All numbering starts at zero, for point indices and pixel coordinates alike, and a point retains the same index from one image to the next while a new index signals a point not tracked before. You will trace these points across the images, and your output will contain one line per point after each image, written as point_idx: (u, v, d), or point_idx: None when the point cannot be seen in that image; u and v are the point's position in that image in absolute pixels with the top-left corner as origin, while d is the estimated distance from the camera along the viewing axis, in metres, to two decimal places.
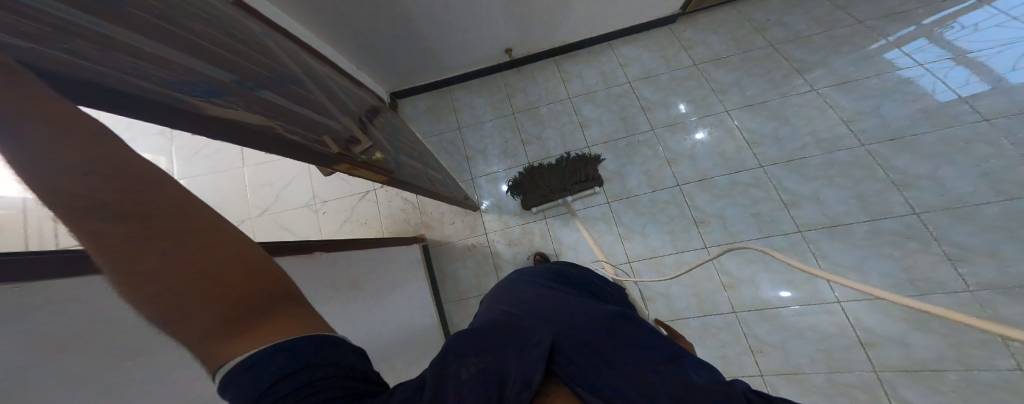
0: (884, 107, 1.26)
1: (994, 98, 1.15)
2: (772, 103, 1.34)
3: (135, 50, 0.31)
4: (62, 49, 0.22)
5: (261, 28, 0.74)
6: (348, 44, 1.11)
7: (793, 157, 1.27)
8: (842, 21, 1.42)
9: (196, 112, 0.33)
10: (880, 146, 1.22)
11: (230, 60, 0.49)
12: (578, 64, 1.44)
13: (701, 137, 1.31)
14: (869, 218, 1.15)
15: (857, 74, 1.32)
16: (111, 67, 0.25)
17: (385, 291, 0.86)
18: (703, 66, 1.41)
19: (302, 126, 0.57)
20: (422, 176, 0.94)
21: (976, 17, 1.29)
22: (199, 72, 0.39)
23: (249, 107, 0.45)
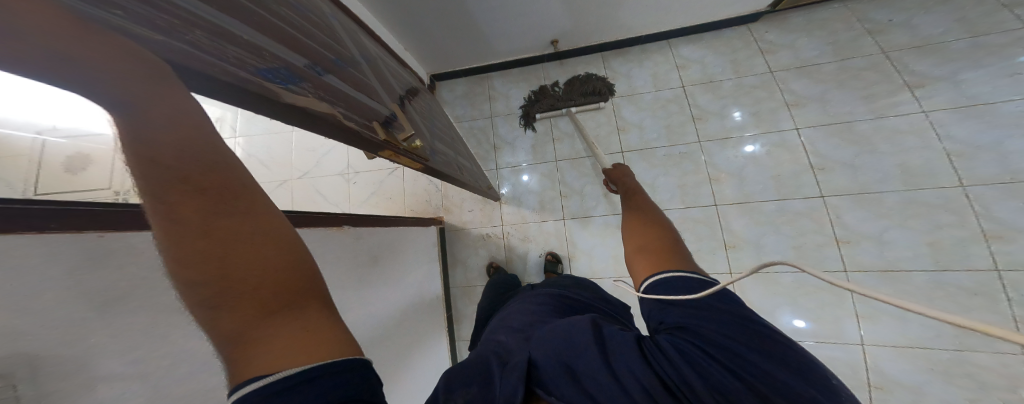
0: (1013, 142, 1.00)
1: None
2: (860, 126, 1.12)
3: (235, 38, 0.34)
4: (187, 42, 0.27)
5: (331, 9, 0.74)
6: (393, 26, 1.05)
7: (865, 192, 1.09)
8: (999, 26, 1.09)
9: (274, 100, 0.37)
10: (984, 189, 1.00)
11: (303, 44, 0.49)
12: (627, 62, 1.28)
13: (752, 150, 1.16)
14: (936, 267, 1.01)
15: (990, 96, 1.04)
16: (213, 55, 0.30)
17: (401, 266, 0.95)
18: (781, 74, 1.19)
19: (357, 112, 0.56)
20: (453, 165, 0.94)
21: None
22: (283, 58, 0.42)
23: (320, 95, 0.47)
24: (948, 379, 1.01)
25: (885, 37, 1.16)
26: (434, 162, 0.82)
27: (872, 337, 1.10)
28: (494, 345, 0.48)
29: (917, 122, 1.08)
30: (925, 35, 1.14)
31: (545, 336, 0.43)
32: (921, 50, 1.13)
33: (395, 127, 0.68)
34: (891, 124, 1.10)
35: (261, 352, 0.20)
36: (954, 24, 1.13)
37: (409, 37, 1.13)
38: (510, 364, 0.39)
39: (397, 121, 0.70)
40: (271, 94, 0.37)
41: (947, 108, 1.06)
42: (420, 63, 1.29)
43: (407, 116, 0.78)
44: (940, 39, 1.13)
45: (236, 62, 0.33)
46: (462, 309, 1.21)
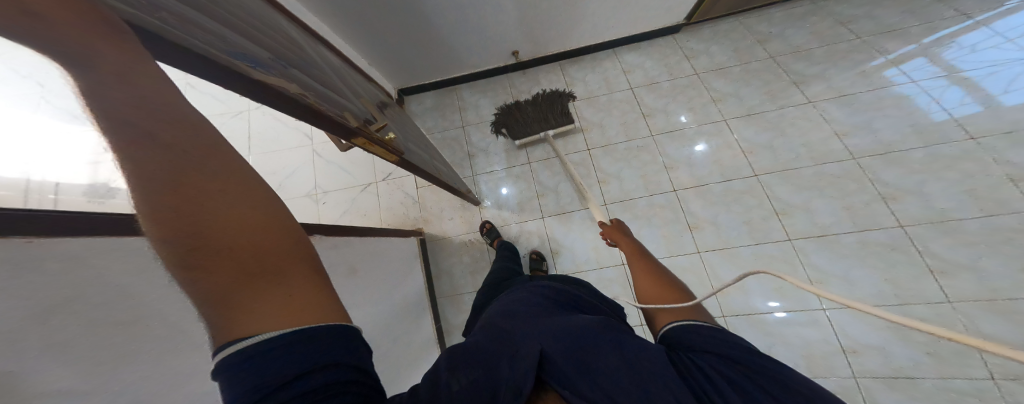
0: (876, 122, 1.28)
1: (982, 118, 1.21)
2: (771, 115, 1.33)
3: (200, 23, 0.36)
4: (154, 15, 0.29)
5: (291, 27, 0.78)
6: (358, 36, 1.11)
7: (787, 168, 1.27)
8: (841, 36, 1.45)
9: (246, 77, 0.37)
10: (869, 159, 1.24)
11: (264, 42, 0.51)
12: (582, 68, 1.46)
13: (701, 151, 1.33)
14: (856, 229, 1.18)
15: (852, 88, 1.35)
16: (182, 29, 0.31)
17: (382, 273, 0.89)
18: (705, 75, 1.42)
19: (328, 103, 0.57)
20: (429, 163, 0.95)
21: (973, 37, 1.36)
22: (248, 49, 0.43)
23: (289, 80, 0.48)
24: (902, 336, 1.11)
25: (768, 44, 1.44)
26: (410, 156, 0.83)
27: (830, 302, 1.18)
28: (496, 325, 0.45)
29: (808, 108, 1.34)
30: (797, 42, 1.45)
31: (552, 327, 0.40)
32: (796, 54, 1.43)
33: (367, 120, 0.70)
34: (791, 112, 1.34)
35: (245, 317, 0.19)
36: (813, 34, 1.46)
37: (372, 48, 1.18)
38: (518, 352, 0.36)
39: (365, 115, 0.73)
40: (241, 71, 0.36)
41: (829, 99, 1.34)
42: (387, 77, 1.35)
43: (373, 114, 0.80)
44: (806, 46, 1.44)
45: (207, 41, 0.34)
46: (451, 320, 1.13)
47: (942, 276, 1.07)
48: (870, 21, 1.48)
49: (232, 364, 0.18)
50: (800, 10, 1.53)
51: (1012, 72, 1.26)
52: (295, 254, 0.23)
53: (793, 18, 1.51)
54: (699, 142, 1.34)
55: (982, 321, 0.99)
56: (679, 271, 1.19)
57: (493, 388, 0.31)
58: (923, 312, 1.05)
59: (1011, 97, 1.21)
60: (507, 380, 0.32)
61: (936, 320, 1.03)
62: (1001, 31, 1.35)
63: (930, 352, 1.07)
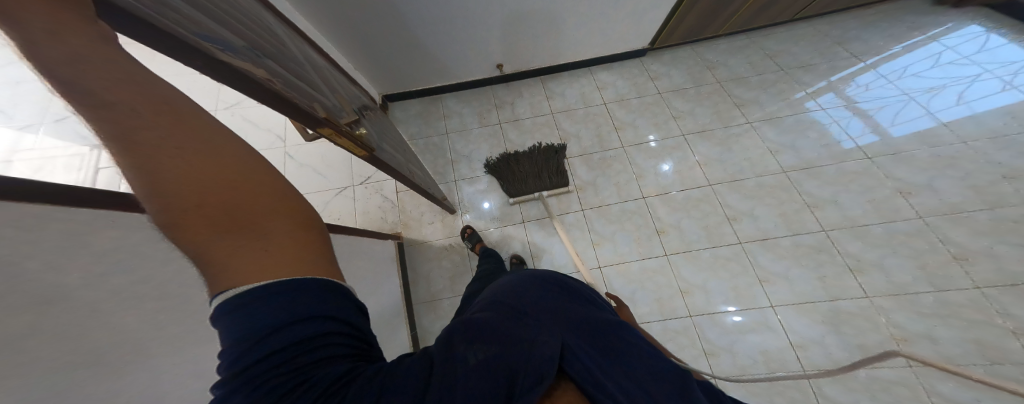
0: (800, 143, 1.52)
1: (875, 142, 1.50)
2: (719, 132, 1.53)
3: (169, 4, 0.34)
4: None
5: (274, 20, 0.75)
6: (342, 39, 1.10)
7: (734, 178, 1.45)
8: (769, 67, 1.68)
9: (211, 57, 0.34)
10: (798, 174, 1.46)
11: (240, 31, 0.49)
12: (562, 83, 1.57)
13: (666, 169, 1.45)
14: (792, 232, 1.36)
15: (779, 113, 1.58)
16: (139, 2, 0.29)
17: (360, 275, 0.85)
18: (666, 95, 1.59)
19: (301, 95, 0.54)
20: (402, 165, 0.92)
21: (866, 78, 1.68)
22: (219, 33, 0.41)
23: (260, 69, 0.45)
24: (835, 328, 1.20)
25: (716, 71, 1.65)
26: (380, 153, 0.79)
27: (777, 298, 1.25)
28: (507, 299, 0.44)
29: (747, 129, 1.54)
30: (737, 71, 1.66)
31: (572, 320, 0.41)
32: (736, 81, 1.64)
33: (339, 115, 0.67)
34: (735, 131, 1.54)
35: (227, 270, 0.23)
36: (748, 64, 1.68)
37: (355, 52, 1.17)
38: (542, 336, 0.36)
39: (339, 110, 0.69)
40: (208, 51, 0.34)
41: (761, 121, 1.55)
42: (372, 82, 1.35)
43: (348, 110, 0.77)
44: (744, 74, 1.66)
45: (171, 18, 0.32)
46: (428, 327, 1.09)
47: (860, 274, 1.28)
48: (791, 56, 1.72)
49: (224, 305, 0.22)
50: (738, 43, 1.74)
51: (891, 107, 1.59)
52: (266, 205, 0.27)
53: (733, 49, 1.72)
54: (665, 162, 1.47)
55: (887, 307, 1.21)
56: (649, 272, 1.28)
57: (516, 365, 0.30)
58: (847, 305, 1.23)
59: (897, 128, 1.52)
60: (536, 363, 0.31)
61: (859, 311, 1.21)
62: (884, 74, 1.69)
63: (858, 342, 1.17)
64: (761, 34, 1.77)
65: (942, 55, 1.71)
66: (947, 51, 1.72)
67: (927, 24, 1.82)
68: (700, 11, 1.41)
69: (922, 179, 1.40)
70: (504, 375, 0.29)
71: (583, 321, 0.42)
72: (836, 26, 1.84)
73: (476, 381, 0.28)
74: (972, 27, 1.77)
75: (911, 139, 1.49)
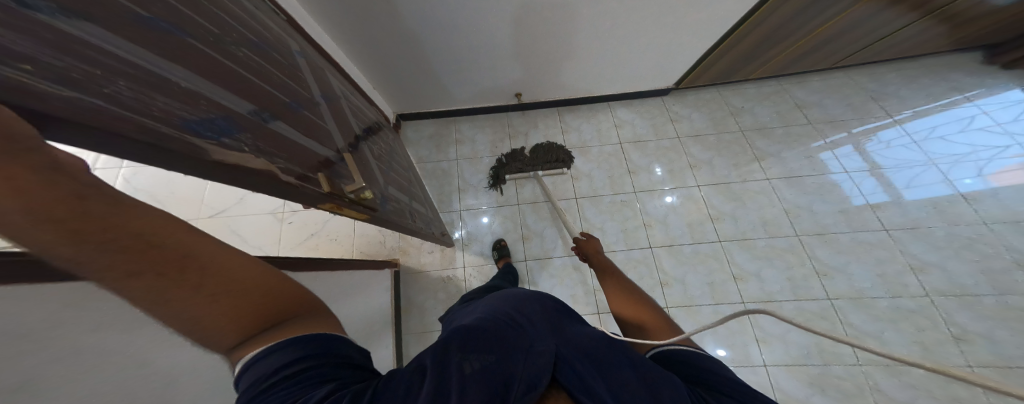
0: (817, 204, 1.42)
1: (893, 212, 1.40)
2: (733, 186, 1.43)
3: (167, 87, 0.31)
4: (103, 97, 0.24)
5: (298, 45, 0.70)
6: (363, 60, 1.05)
7: (744, 237, 1.35)
8: (797, 120, 1.59)
9: (198, 157, 0.32)
10: (811, 238, 1.37)
11: (254, 87, 0.46)
12: (579, 117, 1.50)
13: (670, 200, 1.38)
14: (795, 297, 1.29)
15: (800, 172, 1.47)
16: (126, 107, 0.26)
17: (354, 313, 0.82)
18: (685, 140, 1.50)
19: (301, 164, 0.51)
20: (405, 213, 0.84)
21: (890, 134, 1.59)
22: (220, 106, 0.38)
23: (258, 146, 0.42)
24: (821, 390, 1.20)
25: (741, 118, 1.56)
26: (382, 210, 0.72)
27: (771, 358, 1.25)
28: (500, 314, 0.48)
29: (765, 186, 1.44)
30: (762, 120, 1.57)
31: (566, 340, 0.44)
32: (760, 131, 1.54)
33: (342, 178, 0.61)
34: (752, 186, 1.43)
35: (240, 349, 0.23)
36: (776, 114, 1.59)
37: (370, 70, 1.11)
38: (535, 348, 0.39)
39: (343, 171, 0.62)
40: (195, 151, 0.32)
41: (780, 179, 1.44)
42: (388, 102, 1.30)
43: (359, 162, 0.70)
44: (769, 124, 1.56)
45: (159, 117, 0.29)
46: None
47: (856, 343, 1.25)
48: (821, 109, 1.64)
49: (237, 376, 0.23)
50: (767, 88, 1.66)
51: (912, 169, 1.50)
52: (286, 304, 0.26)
53: (761, 96, 1.64)
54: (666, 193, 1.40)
55: (879, 378, 1.19)
56: None
57: (509, 376, 0.33)
58: (838, 371, 1.21)
59: (911, 192, 1.44)
60: (526, 373, 0.35)
61: (850, 379, 1.20)
62: (910, 132, 1.59)
63: None
64: (793, 82, 1.69)
65: (974, 119, 1.61)
66: (982, 115, 1.61)
67: (967, 85, 1.69)
68: (734, 56, 1.30)
69: (934, 256, 1.35)
70: (499, 382, 0.32)
71: (567, 335, 0.46)
72: (875, 80, 1.72)
73: (473, 383, 0.31)
74: (1014, 92, 1.63)
75: (932, 213, 1.41)
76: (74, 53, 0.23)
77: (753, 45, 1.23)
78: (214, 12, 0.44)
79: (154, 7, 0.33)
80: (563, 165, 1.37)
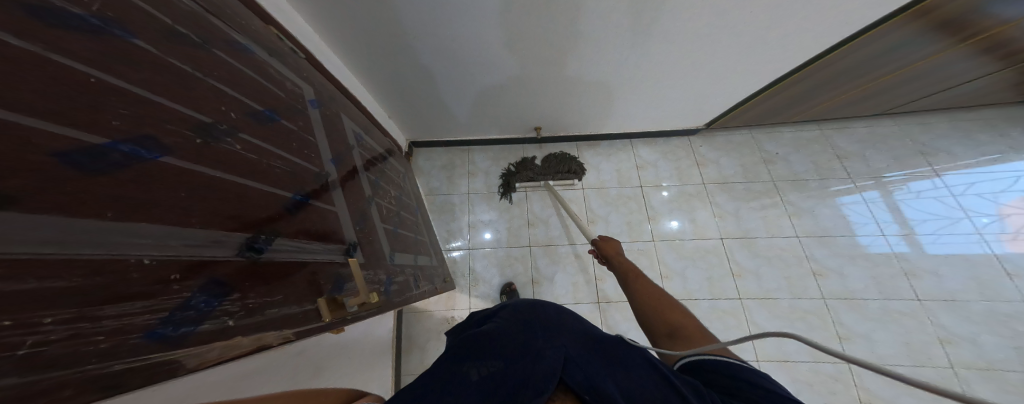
0: (848, 269, 1.27)
1: (928, 281, 1.26)
2: (761, 242, 1.28)
3: (120, 285, 0.22)
4: (18, 370, 0.15)
5: (314, 91, 0.62)
6: (382, 92, 0.98)
7: (768, 295, 1.21)
8: (837, 172, 1.45)
9: (155, 377, 0.24)
10: (836, 301, 1.23)
11: (248, 195, 0.37)
12: (598, 154, 1.39)
13: (674, 224, 1.28)
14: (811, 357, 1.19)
15: (836, 230, 1.33)
16: (51, 364, 0.17)
17: (351, 371, 0.72)
18: (712, 187, 1.36)
19: (297, 294, 0.41)
20: (410, 286, 0.75)
21: (922, 185, 1.43)
22: (202, 267, 0.28)
23: (243, 304, 0.33)
24: None
25: (774, 166, 1.42)
26: (386, 299, 0.63)
27: None
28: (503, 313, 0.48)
29: (794, 244, 1.30)
30: (797, 170, 1.44)
31: (580, 338, 0.41)
32: (795, 183, 1.40)
33: (345, 289, 0.51)
34: (779, 243, 1.29)
35: None
36: (812, 164, 1.45)
37: (388, 100, 1.03)
38: (546, 350, 0.37)
39: (348, 274, 0.53)
40: (158, 368, 0.23)
41: (811, 235, 1.31)
42: (401, 130, 1.21)
43: (365, 242, 0.62)
44: (803, 175, 1.43)
45: (106, 347, 0.20)
46: None
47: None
48: (863, 161, 1.49)
49: None
50: (805, 134, 1.54)
51: (943, 225, 1.35)
52: None
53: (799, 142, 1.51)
54: (676, 231, 1.27)
55: None
56: None
57: (512, 382, 0.34)
58: None
59: (935, 247, 1.31)
60: (533, 378, 0.33)
61: None
62: (948, 185, 1.43)
63: None
64: (834, 128, 1.57)
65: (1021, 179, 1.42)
66: None
67: None
68: (778, 101, 1.18)
69: (964, 329, 1.18)
70: (499, 386, 0.33)
71: (578, 330, 0.43)
72: (925, 132, 1.56)
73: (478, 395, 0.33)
74: None
75: (971, 286, 1.24)
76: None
77: (797, 93, 1.12)
78: (210, 83, 0.36)
79: (120, 115, 0.24)
80: (575, 178, 1.27)
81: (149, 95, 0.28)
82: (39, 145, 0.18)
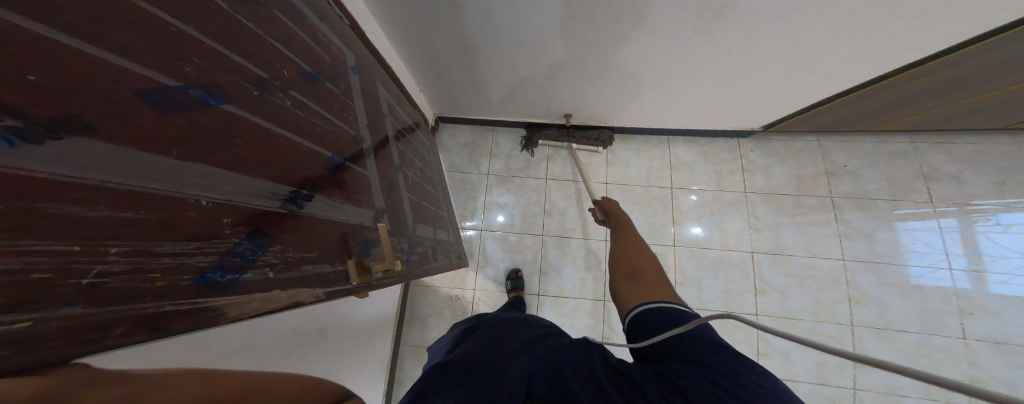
0: (892, 299, 1.17)
1: (982, 321, 1.12)
2: (796, 261, 1.21)
3: (182, 221, 0.20)
4: (73, 300, 0.15)
5: (356, 58, 0.59)
6: (417, 64, 0.94)
7: (789, 316, 1.16)
8: (914, 193, 1.25)
9: (199, 325, 0.21)
10: (866, 330, 1.15)
11: (299, 149, 0.34)
12: (630, 148, 1.32)
13: (696, 231, 1.23)
14: (815, 380, 1.17)
15: (889, 257, 1.20)
16: (114, 296, 0.16)
17: (355, 333, 0.76)
18: (752, 196, 1.27)
19: (336, 253, 0.37)
20: (428, 256, 0.70)
21: (1020, 218, 1.16)
22: (259, 213, 0.27)
23: (291, 257, 0.30)
24: None
25: (837, 181, 1.29)
26: (407, 268, 0.57)
27: None
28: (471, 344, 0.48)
29: (836, 266, 1.20)
30: (867, 187, 1.28)
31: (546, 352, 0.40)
32: (858, 201, 1.26)
33: (370, 252, 0.45)
34: (817, 264, 1.21)
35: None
36: (885, 183, 1.27)
37: (422, 73, 1.00)
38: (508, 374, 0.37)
39: (376, 239, 0.47)
40: (202, 317, 0.21)
41: (859, 261, 1.20)
42: (430, 103, 1.19)
43: (392, 210, 0.55)
44: (865, 195, 1.27)
45: (164, 285, 0.19)
46: (407, 371, 1.05)
47: None
48: (955, 184, 1.23)
49: None
50: (888, 146, 1.32)
51: None
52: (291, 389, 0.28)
53: (874, 155, 1.31)
54: (700, 238, 1.22)
55: None
56: None
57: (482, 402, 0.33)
58: None
59: (1001, 289, 1.13)
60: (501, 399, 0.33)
61: None
62: None
63: None
64: (935, 140, 1.28)
65: None
66: None
67: None
68: (862, 106, 1.05)
69: (1010, 375, 1.07)
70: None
71: (545, 346, 0.42)
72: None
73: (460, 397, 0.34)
74: None
75: None
76: (44, 222, 0.14)
77: (887, 99, 0.99)
78: (269, 41, 0.34)
79: (193, 63, 0.24)
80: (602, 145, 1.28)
81: (215, 44, 0.26)
82: (119, 91, 0.18)
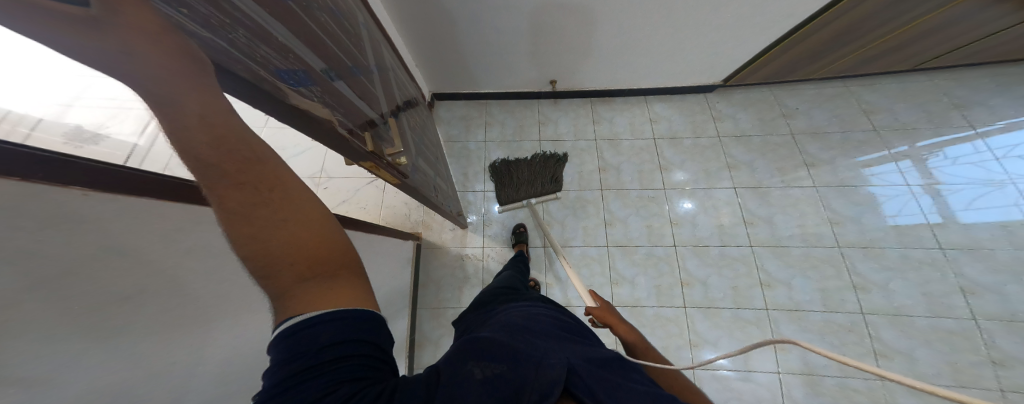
0: (867, 216, 1.28)
1: (951, 230, 1.23)
2: (775, 191, 1.32)
3: (269, 39, 0.35)
4: (226, 39, 0.29)
5: (363, 17, 0.72)
6: (415, 40, 1.09)
7: (780, 242, 1.25)
8: (860, 125, 1.42)
9: (278, 100, 0.35)
10: (852, 249, 1.24)
11: (328, 47, 0.49)
12: (612, 109, 1.46)
13: (687, 208, 1.29)
14: (824, 308, 1.17)
15: (854, 180, 1.33)
16: (243, 53, 0.31)
17: (377, 270, 0.84)
18: (726, 140, 1.40)
19: (354, 120, 0.53)
20: (430, 185, 0.84)
21: (959, 151, 1.33)
22: (305, 61, 0.42)
23: (325, 100, 0.45)
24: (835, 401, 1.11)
25: (793, 120, 1.43)
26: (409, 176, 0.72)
27: (786, 365, 1.16)
28: (507, 327, 0.45)
29: (812, 193, 1.32)
30: (817, 123, 1.43)
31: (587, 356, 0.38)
32: (814, 135, 1.41)
33: (384, 141, 0.63)
34: (796, 193, 1.32)
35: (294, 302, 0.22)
36: (835, 118, 1.43)
37: (419, 49, 1.14)
38: (547, 359, 0.33)
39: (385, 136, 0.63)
40: (278, 95, 0.35)
41: (830, 186, 1.32)
42: (427, 80, 1.33)
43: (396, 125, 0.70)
44: (824, 129, 1.42)
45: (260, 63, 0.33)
46: (427, 332, 1.10)
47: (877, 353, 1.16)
48: (890, 114, 1.43)
49: (293, 332, 0.21)
50: (827, 89, 1.50)
51: (981, 193, 1.27)
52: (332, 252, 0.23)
53: (822, 97, 1.48)
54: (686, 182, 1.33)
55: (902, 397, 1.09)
56: (662, 322, 1.14)
57: (518, 387, 0.29)
58: (856, 385, 1.12)
59: (968, 215, 1.24)
60: (535, 384, 0.29)
61: (867, 393, 1.11)
62: (992, 148, 1.33)
63: None
64: (862, 84, 1.49)
65: None
66: None
67: None
68: (799, 50, 1.22)
69: (988, 276, 1.16)
70: (508, 389, 0.28)
71: (582, 350, 0.40)
72: (963, 85, 1.45)
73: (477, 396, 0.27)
74: None
75: (997, 233, 1.21)
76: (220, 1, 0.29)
77: (818, 38, 1.16)
78: None
79: None
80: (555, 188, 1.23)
81: None
82: None
